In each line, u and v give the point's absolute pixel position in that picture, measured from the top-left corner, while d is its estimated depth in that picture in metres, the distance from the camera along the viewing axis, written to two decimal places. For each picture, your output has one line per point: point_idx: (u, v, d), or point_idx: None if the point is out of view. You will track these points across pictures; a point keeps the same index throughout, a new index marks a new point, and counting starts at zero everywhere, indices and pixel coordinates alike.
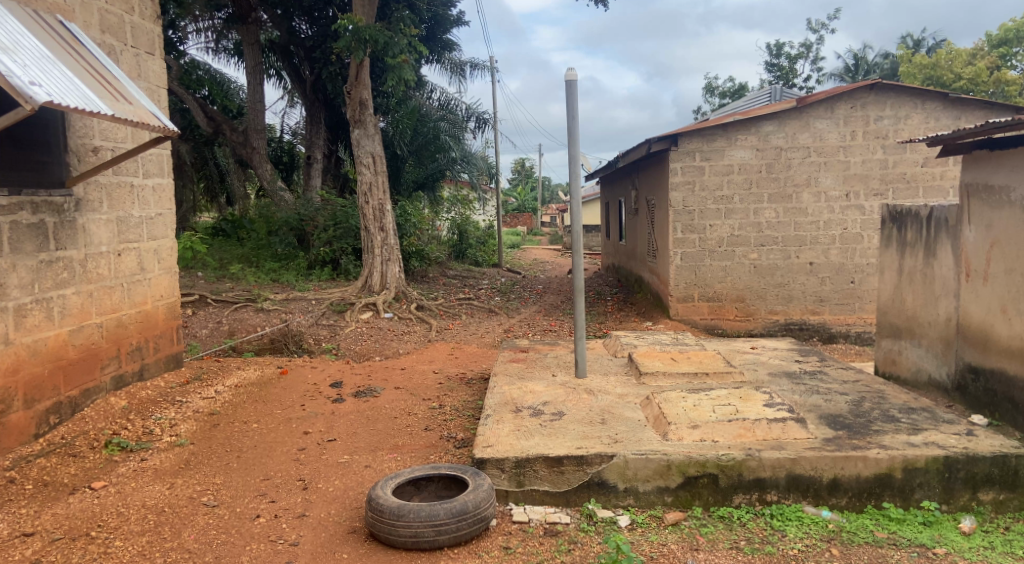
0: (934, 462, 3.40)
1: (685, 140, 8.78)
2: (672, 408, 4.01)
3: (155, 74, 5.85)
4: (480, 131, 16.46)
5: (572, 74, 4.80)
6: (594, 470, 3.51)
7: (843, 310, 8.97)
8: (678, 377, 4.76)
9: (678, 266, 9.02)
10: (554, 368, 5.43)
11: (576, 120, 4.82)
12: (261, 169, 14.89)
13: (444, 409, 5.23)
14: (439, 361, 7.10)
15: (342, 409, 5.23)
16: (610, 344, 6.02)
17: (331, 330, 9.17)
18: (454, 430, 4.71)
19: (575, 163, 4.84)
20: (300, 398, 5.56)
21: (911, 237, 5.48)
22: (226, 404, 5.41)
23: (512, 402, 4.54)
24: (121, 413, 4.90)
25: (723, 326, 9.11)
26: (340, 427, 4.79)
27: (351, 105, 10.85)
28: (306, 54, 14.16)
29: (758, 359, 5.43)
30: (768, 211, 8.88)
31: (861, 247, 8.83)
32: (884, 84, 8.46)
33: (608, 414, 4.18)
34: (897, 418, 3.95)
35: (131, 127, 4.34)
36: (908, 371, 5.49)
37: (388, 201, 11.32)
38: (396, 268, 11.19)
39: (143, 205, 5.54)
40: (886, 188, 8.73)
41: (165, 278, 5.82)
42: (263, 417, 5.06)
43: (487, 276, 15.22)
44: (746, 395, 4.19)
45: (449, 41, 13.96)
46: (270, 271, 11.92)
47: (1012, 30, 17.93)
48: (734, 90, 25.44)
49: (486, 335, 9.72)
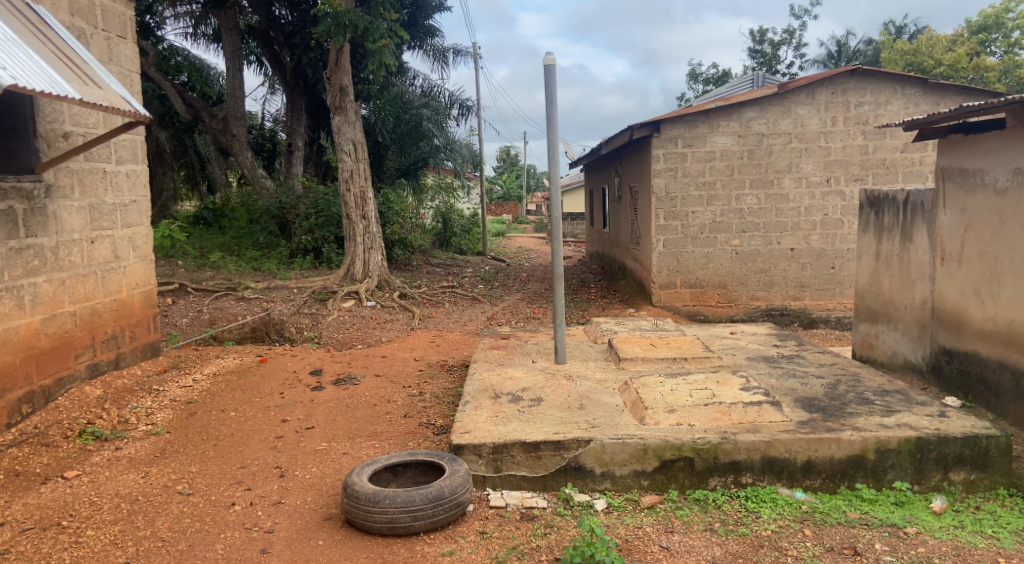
0: (906, 443, 3.43)
1: (667, 127, 8.80)
2: (649, 392, 4.02)
3: (127, 58, 5.72)
4: (463, 118, 16.39)
5: (549, 59, 4.75)
6: (571, 455, 3.52)
7: (823, 296, 9.05)
8: (657, 362, 4.79)
9: (660, 253, 9.06)
10: (535, 354, 5.42)
11: (554, 106, 4.77)
12: (241, 156, 14.64)
13: (425, 396, 5.22)
14: (420, 348, 7.05)
15: (321, 398, 5.18)
16: (591, 331, 6.02)
17: (313, 319, 9.12)
18: (434, 417, 4.69)
19: (553, 146, 4.80)
20: (279, 386, 5.49)
21: (888, 222, 5.54)
22: (204, 392, 5.34)
23: (492, 388, 4.53)
24: (95, 402, 4.83)
25: (706, 313, 9.17)
26: (319, 415, 4.75)
27: (331, 91, 10.73)
28: (286, 40, 13.98)
29: (737, 344, 5.45)
30: (749, 198, 8.92)
31: (841, 233, 8.90)
32: (864, 70, 8.51)
33: (586, 399, 4.19)
34: (871, 400, 3.96)
35: (101, 111, 4.26)
36: (885, 355, 5.57)
37: (370, 188, 11.19)
38: (379, 256, 11.12)
39: (116, 191, 5.45)
40: (866, 173, 8.79)
41: (141, 267, 5.74)
42: (240, 406, 4.98)
43: (472, 265, 15.18)
44: (723, 379, 4.21)
45: (432, 27, 13.82)
46: (251, 260, 11.80)
47: (991, 16, 17.99)
48: (718, 77, 25.42)
49: (470, 323, 9.71)
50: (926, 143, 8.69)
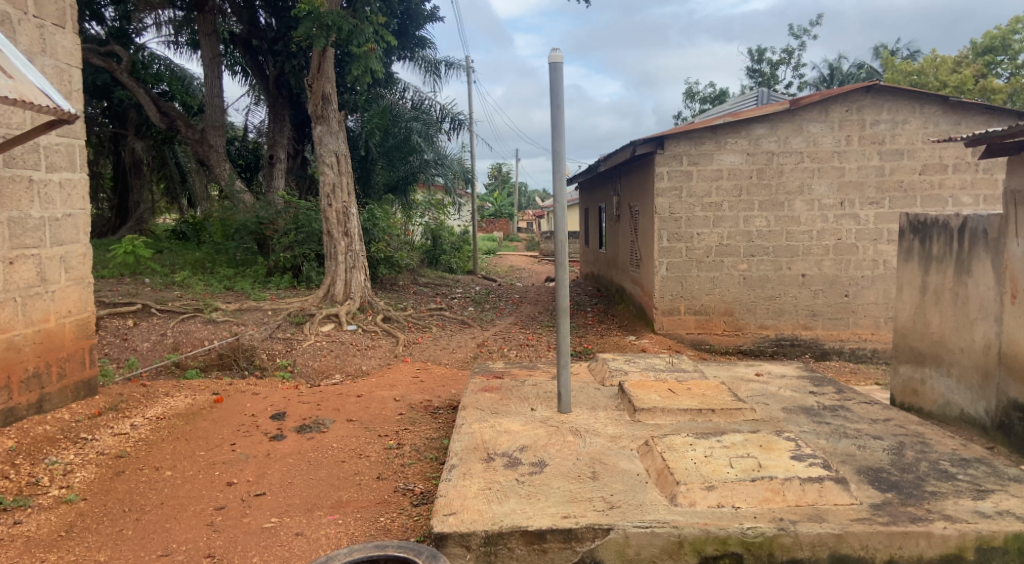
0: (1016, 540, 2.68)
1: (672, 142, 8.17)
2: (678, 459, 3.25)
3: (65, 51, 4.95)
4: (455, 132, 15.73)
5: (556, 56, 4.02)
6: (585, 549, 2.76)
7: (836, 326, 8.34)
8: (679, 414, 4.03)
9: (663, 277, 8.36)
10: (533, 400, 4.61)
11: (561, 111, 4.03)
12: (219, 168, 13.66)
13: (402, 449, 4.41)
14: (401, 385, 6.21)
15: (279, 451, 4.35)
16: (597, 370, 5.24)
17: (287, 345, 8.32)
18: (411, 480, 3.89)
19: (559, 157, 4.05)
20: (231, 434, 4.65)
21: (937, 251, 4.88)
22: (140, 442, 4.50)
23: (483, 447, 3.73)
24: (4, 456, 3.99)
25: (711, 342, 8.44)
26: (273, 477, 3.92)
27: (313, 99, 9.95)
28: (268, 47, 13.39)
29: (766, 391, 4.68)
30: (759, 220, 8.23)
31: (856, 259, 8.21)
32: (882, 87, 7.90)
33: (599, 465, 3.40)
34: (952, 474, 3.21)
35: (7, 105, 3.51)
36: (933, 404, 4.89)
37: (353, 204, 10.39)
38: (362, 277, 10.26)
39: (45, 204, 4.70)
40: (883, 196, 8.12)
41: (74, 291, 4.97)
42: (179, 462, 4.14)
43: (462, 285, 14.42)
44: (766, 441, 3.42)
45: (423, 38, 13.20)
46: (224, 279, 11.01)
47: (997, 37, 17.69)
48: (715, 95, 24.96)
49: (457, 350, 8.94)
50: (947, 166, 8.04)
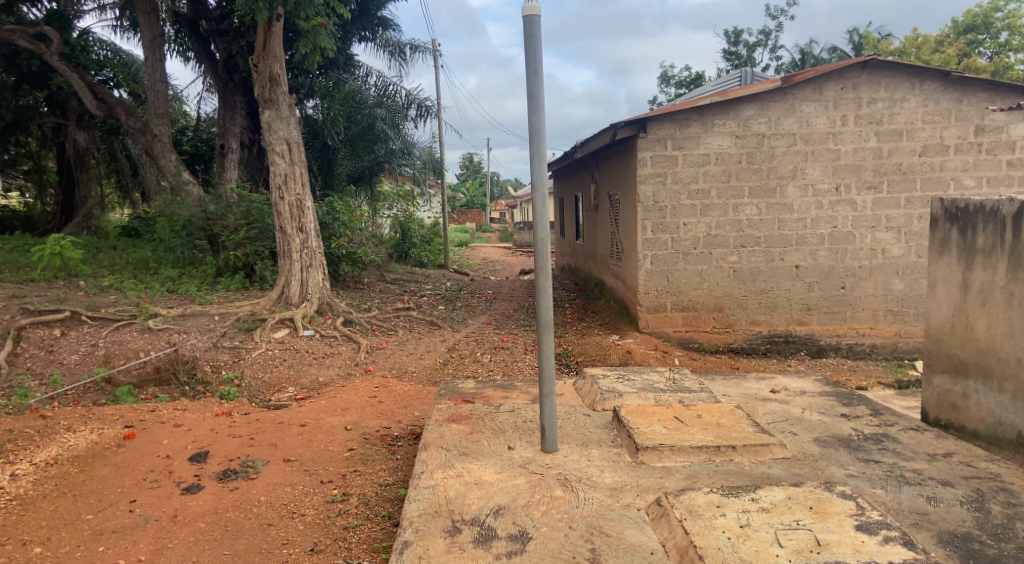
0: None
1: (655, 125, 7.36)
2: (706, 532, 2.43)
3: None
4: (421, 119, 14.71)
5: (530, 8, 3.13)
6: None
7: (832, 320, 7.63)
8: (690, 454, 3.21)
9: (647, 271, 7.56)
10: (510, 434, 3.76)
11: (540, 79, 3.16)
12: (164, 159, 12.35)
13: (348, 503, 3.53)
14: (355, 408, 5.30)
15: (191, 509, 3.46)
16: (584, 391, 4.41)
17: (234, 355, 7.27)
18: (355, 554, 3.05)
19: (538, 137, 3.16)
20: (133, 486, 3.72)
21: (982, 243, 4.13)
22: (15, 502, 3.54)
23: (446, 509, 2.88)
24: None
25: (699, 340, 7.68)
26: (173, 555, 3.04)
27: (259, 81, 8.86)
28: (215, 27, 12.25)
29: (787, 415, 3.90)
30: (749, 207, 7.46)
31: (853, 248, 7.47)
32: (879, 61, 7.15)
33: (599, 539, 2.57)
34: None
35: None
36: (980, 423, 4.15)
37: (308, 196, 9.36)
38: (319, 276, 9.25)
39: None
40: (881, 180, 7.38)
41: None
42: (57, 533, 3.23)
43: (432, 280, 13.46)
44: (817, 502, 2.61)
45: (385, 17, 12.18)
46: (167, 281, 9.94)
47: (978, 16, 17.21)
48: (691, 79, 24.29)
49: (425, 356, 8.05)
50: (948, 146, 7.29)
